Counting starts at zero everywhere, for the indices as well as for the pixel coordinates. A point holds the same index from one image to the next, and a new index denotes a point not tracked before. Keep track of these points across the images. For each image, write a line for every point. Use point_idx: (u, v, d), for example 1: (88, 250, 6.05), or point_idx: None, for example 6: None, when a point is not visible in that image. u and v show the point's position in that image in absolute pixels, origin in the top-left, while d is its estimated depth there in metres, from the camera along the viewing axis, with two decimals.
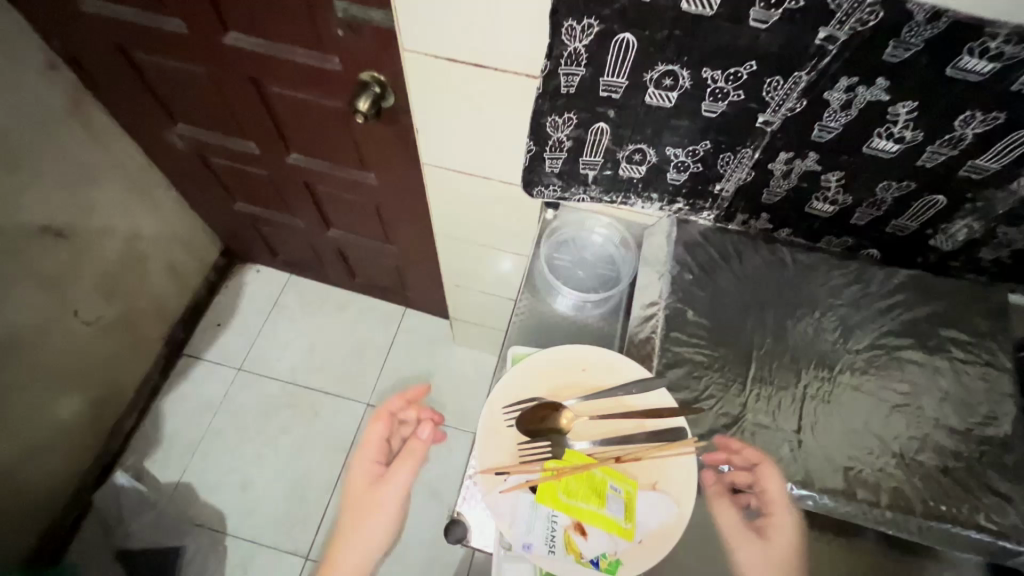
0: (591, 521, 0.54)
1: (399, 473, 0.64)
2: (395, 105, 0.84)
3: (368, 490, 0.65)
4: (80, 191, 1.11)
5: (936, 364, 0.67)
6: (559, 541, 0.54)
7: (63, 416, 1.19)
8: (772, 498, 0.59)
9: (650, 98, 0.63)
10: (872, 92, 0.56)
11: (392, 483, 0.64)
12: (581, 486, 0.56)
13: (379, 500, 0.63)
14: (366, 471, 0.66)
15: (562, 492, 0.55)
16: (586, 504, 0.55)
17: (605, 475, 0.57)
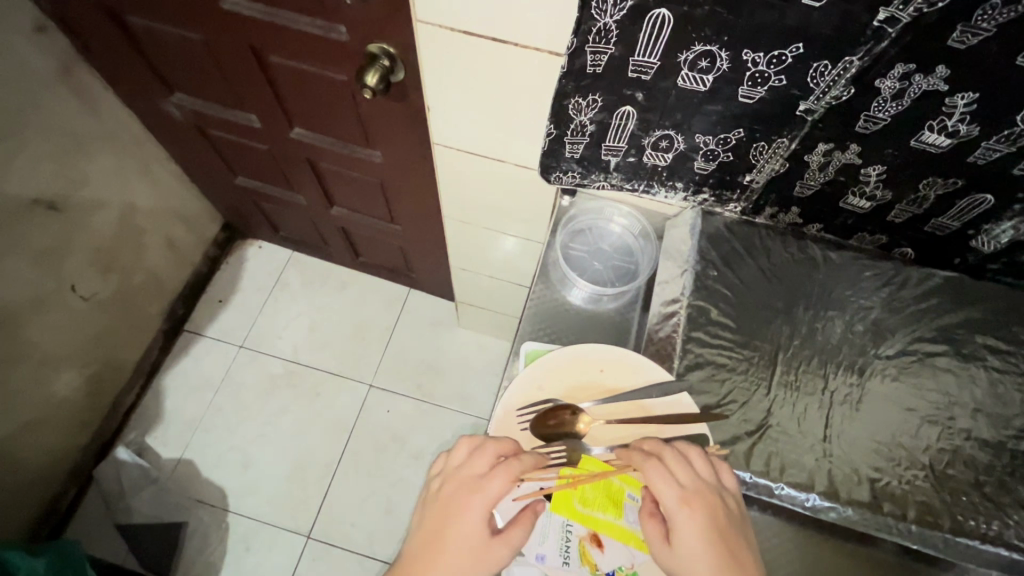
0: (607, 531, 0.55)
1: (512, 544, 0.51)
2: (404, 79, 0.79)
3: (464, 549, 0.49)
4: (73, 162, 1.07)
5: (971, 373, 0.64)
6: (572, 551, 0.56)
7: (60, 393, 1.17)
8: (666, 501, 0.48)
9: (682, 81, 0.58)
10: (929, 81, 0.51)
11: (501, 549, 0.50)
12: (598, 494, 0.57)
13: (478, 570, 0.49)
14: (467, 528, 0.50)
15: (579, 500, 0.56)
16: (602, 514, 0.55)
17: (622, 484, 0.58)
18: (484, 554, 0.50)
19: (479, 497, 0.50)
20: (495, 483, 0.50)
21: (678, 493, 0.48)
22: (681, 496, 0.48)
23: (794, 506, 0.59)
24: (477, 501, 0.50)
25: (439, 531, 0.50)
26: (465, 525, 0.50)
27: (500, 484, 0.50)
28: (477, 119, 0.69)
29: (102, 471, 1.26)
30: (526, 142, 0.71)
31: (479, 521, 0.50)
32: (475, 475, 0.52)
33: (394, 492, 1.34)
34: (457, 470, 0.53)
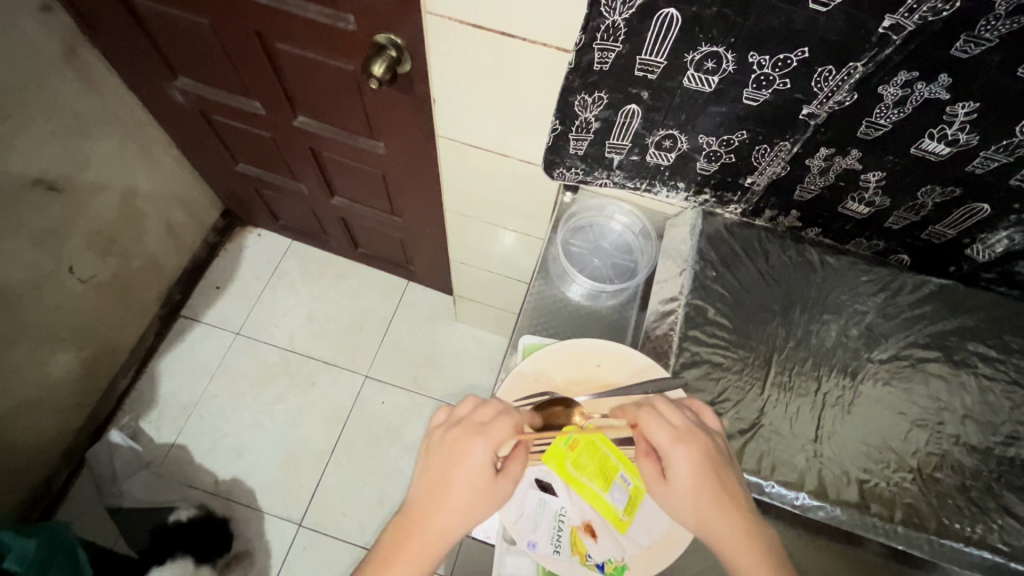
0: (589, 497, 0.55)
1: (513, 479, 0.52)
2: (411, 71, 0.79)
3: (470, 491, 0.50)
4: (76, 143, 1.07)
5: (961, 379, 0.65)
6: (564, 539, 0.57)
7: (56, 374, 1.17)
8: (659, 441, 0.50)
9: (688, 81, 0.59)
10: (931, 89, 0.52)
11: (504, 487, 0.51)
12: (592, 461, 0.55)
13: (485, 510, 0.50)
14: (474, 472, 0.50)
15: (570, 461, 0.55)
16: (588, 481, 0.55)
17: (619, 463, 0.56)
18: (490, 492, 0.50)
19: (484, 440, 0.51)
20: (498, 425, 0.51)
21: (671, 432, 0.50)
22: (673, 436, 0.50)
23: (783, 504, 0.60)
24: (481, 443, 0.50)
25: (443, 474, 0.50)
26: (471, 469, 0.50)
27: (503, 426, 0.51)
28: (482, 113, 0.70)
29: (95, 454, 1.27)
30: (530, 137, 0.71)
31: (484, 464, 0.50)
32: (480, 422, 0.52)
33: (387, 483, 1.34)
34: (459, 419, 0.53)
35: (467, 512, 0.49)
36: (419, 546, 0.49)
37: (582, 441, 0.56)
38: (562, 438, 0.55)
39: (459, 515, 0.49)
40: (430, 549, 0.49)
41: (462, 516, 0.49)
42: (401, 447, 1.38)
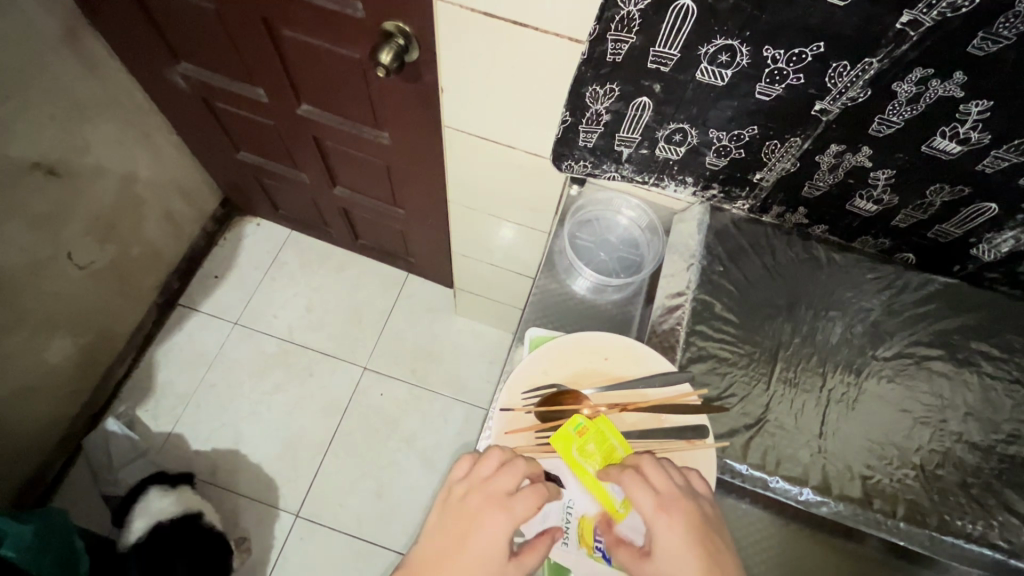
0: (588, 483, 0.56)
1: (524, 569, 0.50)
2: (418, 60, 0.78)
3: (479, 569, 0.48)
4: (75, 127, 1.05)
5: (964, 377, 0.65)
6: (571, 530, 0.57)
7: (53, 360, 1.16)
8: (643, 506, 0.48)
9: (701, 74, 0.59)
10: (945, 87, 0.52)
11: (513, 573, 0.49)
12: (598, 450, 0.56)
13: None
14: (487, 546, 0.48)
15: (576, 446, 0.56)
16: (590, 470, 0.55)
17: (626, 457, 0.56)
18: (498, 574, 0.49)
19: (506, 516, 0.49)
20: (525, 506, 0.50)
21: (655, 498, 0.48)
22: (657, 502, 0.48)
23: (787, 499, 0.60)
24: (503, 518, 0.49)
25: (456, 543, 0.49)
26: (486, 543, 0.48)
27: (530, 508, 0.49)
28: (491, 103, 0.69)
29: (91, 442, 1.26)
30: (539, 129, 0.70)
31: (499, 540, 0.49)
32: (506, 493, 0.50)
33: (384, 474, 1.34)
34: (481, 485, 0.51)
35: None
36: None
37: (589, 429, 0.57)
38: (570, 424, 0.57)
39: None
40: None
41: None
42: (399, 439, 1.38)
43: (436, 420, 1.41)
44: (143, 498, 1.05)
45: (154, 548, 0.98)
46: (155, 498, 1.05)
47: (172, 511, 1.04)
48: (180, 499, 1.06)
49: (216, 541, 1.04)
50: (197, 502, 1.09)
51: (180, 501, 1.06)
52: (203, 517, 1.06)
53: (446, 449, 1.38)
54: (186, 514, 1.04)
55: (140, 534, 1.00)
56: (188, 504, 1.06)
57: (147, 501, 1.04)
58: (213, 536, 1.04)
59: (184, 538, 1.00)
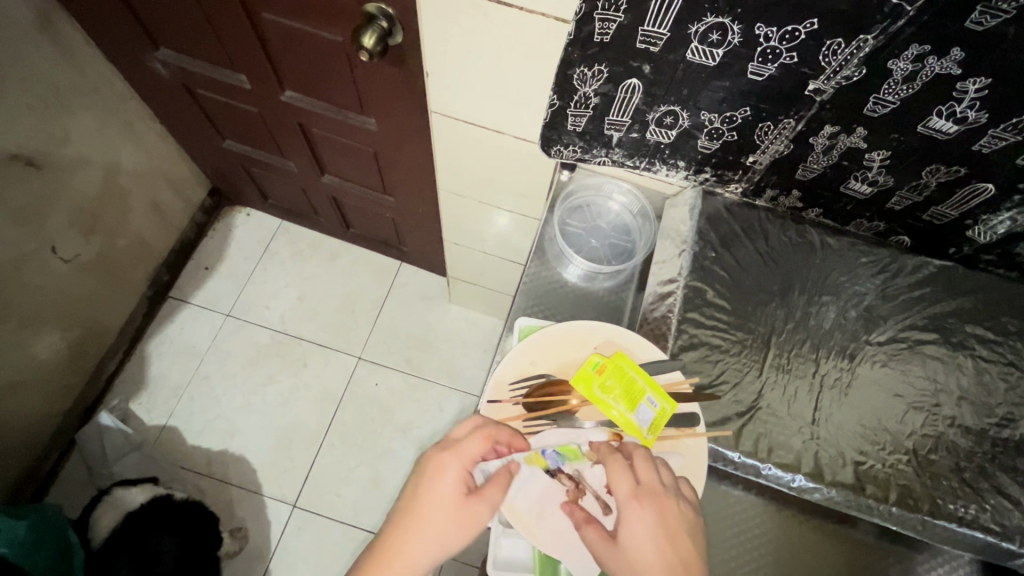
0: (617, 418, 0.57)
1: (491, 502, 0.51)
2: (402, 43, 0.76)
3: (443, 511, 0.49)
4: (54, 117, 1.02)
5: (958, 361, 0.64)
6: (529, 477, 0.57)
7: (42, 355, 1.15)
8: (618, 492, 0.49)
9: (692, 54, 0.57)
10: (942, 64, 0.50)
11: (479, 507, 0.50)
12: (618, 385, 0.58)
13: (460, 535, 0.49)
14: (444, 496, 0.50)
15: (597, 385, 0.58)
16: (614, 402, 0.57)
17: (645, 387, 0.58)
18: (465, 515, 0.49)
19: (458, 456, 0.51)
20: (470, 442, 0.52)
21: (634, 487, 0.49)
22: (634, 490, 0.49)
23: (780, 486, 0.60)
24: (454, 461, 0.51)
25: (419, 505, 0.50)
26: (441, 489, 0.50)
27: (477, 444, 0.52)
28: (476, 88, 0.67)
29: (84, 436, 1.25)
30: (526, 114, 0.68)
31: (454, 485, 0.50)
32: (456, 439, 0.53)
33: (380, 464, 1.34)
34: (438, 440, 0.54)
35: (437, 542, 0.49)
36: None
37: (608, 366, 0.59)
38: (590, 363, 0.59)
39: (431, 548, 0.49)
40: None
41: (432, 552, 0.49)
42: (395, 429, 1.38)
43: (432, 410, 1.41)
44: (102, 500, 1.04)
45: (133, 531, 0.98)
46: (118, 492, 1.04)
47: (140, 497, 1.04)
48: (144, 487, 1.07)
49: (196, 512, 1.06)
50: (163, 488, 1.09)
51: (147, 489, 1.07)
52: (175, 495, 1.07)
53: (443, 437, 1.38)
54: (156, 497, 1.05)
55: (111, 525, 1.00)
56: (154, 490, 1.07)
57: (108, 500, 1.03)
58: (191, 507, 1.06)
59: (164, 517, 1.02)
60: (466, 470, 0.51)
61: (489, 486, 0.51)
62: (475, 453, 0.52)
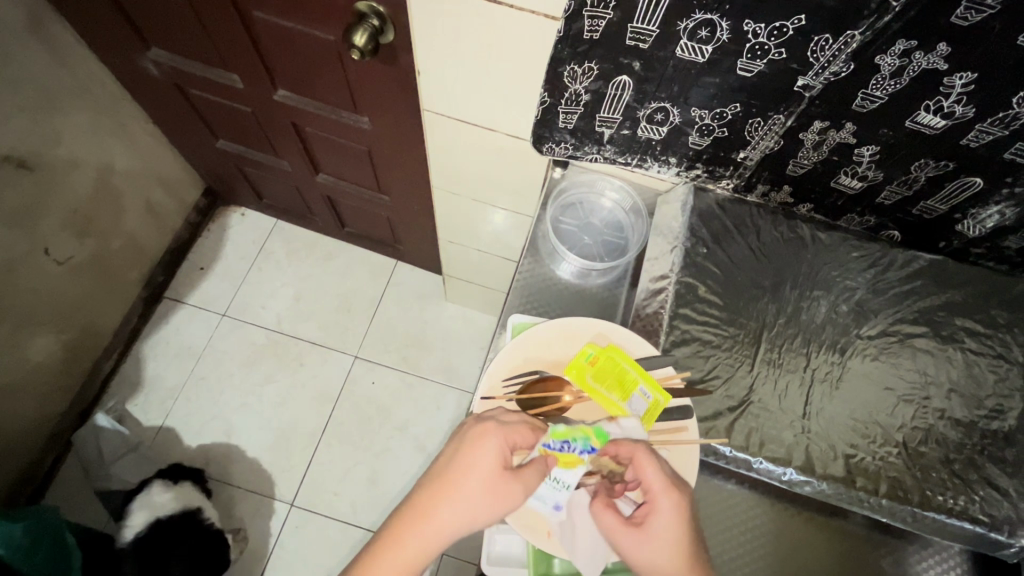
0: (610, 406, 0.59)
1: (527, 484, 0.52)
2: (394, 42, 0.76)
3: (478, 486, 0.51)
4: (45, 117, 1.02)
5: (948, 354, 0.65)
6: (565, 476, 0.55)
7: (37, 357, 1.15)
8: (652, 485, 0.52)
9: (681, 51, 0.57)
10: (929, 59, 0.51)
11: (515, 487, 0.52)
12: (610, 375, 0.60)
13: (494, 507, 0.51)
14: (484, 472, 0.51)
15: (590, 375, 0.60)
16: (608, 392, 0.60)
17: (638, 377, 0.60)
18: (501, 491, 0.51)
19: (501, 435, 0.52)
20: (515, 425, 0.53)
21: (663, 479, 0.52)
22: (665, 481, 0.52)
23: (771, 479, 0.61)
24: (498, 437, 0.52)
25: (459, 473, 0.51)
26: (480, 463, 0.51)
27: (522, 427, 0.53)
28: (468, 87, 0.67)
29: (81, 437, 1.25)
30: (517, 111, 0.69)
31: (494, 463, 0.52)
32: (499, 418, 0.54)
33: (378, 462, 1.35)
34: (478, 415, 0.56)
35: (471, 512, 0.51)
36: (415, 545, 0.50)
37: (599, 358, 0.61)
38: (582, 354, 0.61)
39: (468, 519, 0.51)
40: (419, 556, 0.51)
41: (467, 523, 0.51)
42: (393, 427, 1.38)
43: (429, 408, 1.41)
44: (140, 497, 1.04)
45: (155, 545, 0.98)
46: (154, 494, 1.04)
47: (172, 507, 1.04)
48: (179, 495, 1.07)
49: (215, 539, 1.05)
50: (197, 498, 1.09)
51: (179, 498, 1.06)
52: (199, 514, 1.06)
53: (440, 434, 1.38)
54: (185, 511, 1.04)
55: (138, 528, 1.00)
56: (187, 501, 1.06)
57: (144, 499, 1.03)
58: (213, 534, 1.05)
59: (181, 537, 1.01)
60: (506, 449, 0.52)
61: (526, 469, 0.53)
62: (519, 438, 0.53)
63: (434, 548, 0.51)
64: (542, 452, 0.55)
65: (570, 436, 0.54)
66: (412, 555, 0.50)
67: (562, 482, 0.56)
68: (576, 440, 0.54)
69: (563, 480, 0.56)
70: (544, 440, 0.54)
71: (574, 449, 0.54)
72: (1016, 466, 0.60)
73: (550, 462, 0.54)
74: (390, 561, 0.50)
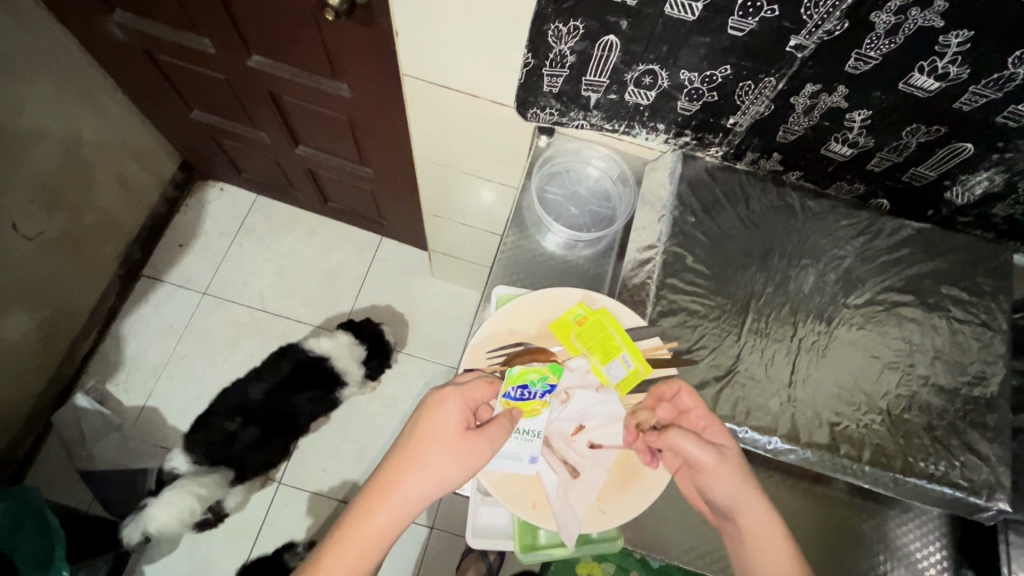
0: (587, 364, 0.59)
1: (492, 439, 0.53)
2: (371, 1, 0.72)
3: (442, 447, 0.52)
4: (5, 85, 0.97)
5: (933, 322, 0.65)
6: (533, 425, 0.58)
7: (10, 338, 1.11)
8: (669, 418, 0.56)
9: (670, 8, 0.54)
10: (925, 16, 0.49)
11: (480, 443, 0.53)
12: (595, 336, 0.60)
13: (461, 465, 0.52)
14: (446, 431, 0.53)
15: (574, 332, 0.61)
16: (587, 352, 0.60)
17: (622, 344, 0.59)
18: (466, 449, 0.52)
19: (461, 396, 0.54)
20: (474, 383, 0.55)
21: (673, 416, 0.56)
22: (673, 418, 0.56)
23: (756, 448, 0.61)
24: (457, 398, 0.54)
25: (421, 437, 0.53)
26: (442, 424, 0.53)
27: (479, 384, 0.55)
28: (449, 48, 0.64)
29: (61, 418, 1.23)
30: (501, 75, 0.66)
31: (455, 421, 0.53)
32: (459, 381, 0.56)
33: (366, 439, 1.34)
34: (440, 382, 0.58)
35: (437, 475, 0.52)
36: (384, 512, 0.51)
37: (588, 319, 0.61)
38: (570, 313, 0.61)
39: (435, 481, 0.52)
40: (392, 522, 0.52)
41: (436, 484, 0.52)
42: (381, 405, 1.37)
43: (416, 384, 1.40)
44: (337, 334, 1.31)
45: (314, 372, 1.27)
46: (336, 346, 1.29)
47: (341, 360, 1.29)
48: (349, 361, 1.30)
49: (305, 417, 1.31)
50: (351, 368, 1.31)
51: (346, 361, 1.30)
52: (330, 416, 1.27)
53: None
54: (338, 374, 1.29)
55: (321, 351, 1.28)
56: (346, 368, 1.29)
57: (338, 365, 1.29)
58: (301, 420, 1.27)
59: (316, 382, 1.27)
60: (468, 408, 0.54)
61: (490, 424, 0.54)
62: (479, 396, 0.55)
63: (405, 513, 0.52)
64: (507, 405, 0.57)
65: (529, 381, 0.57)
66: (383, 523, 0.51)
67: (532, 433, 0.58)
68: (535, 384, 0.57)
69: (532, 430, 0.58)
70: (505, 392, 0.57)
71: (535, 394, 0.57)
72: (997, 432, 0.61)
73: (515, 416, 0.56)
74: (362, 531, 0.51)
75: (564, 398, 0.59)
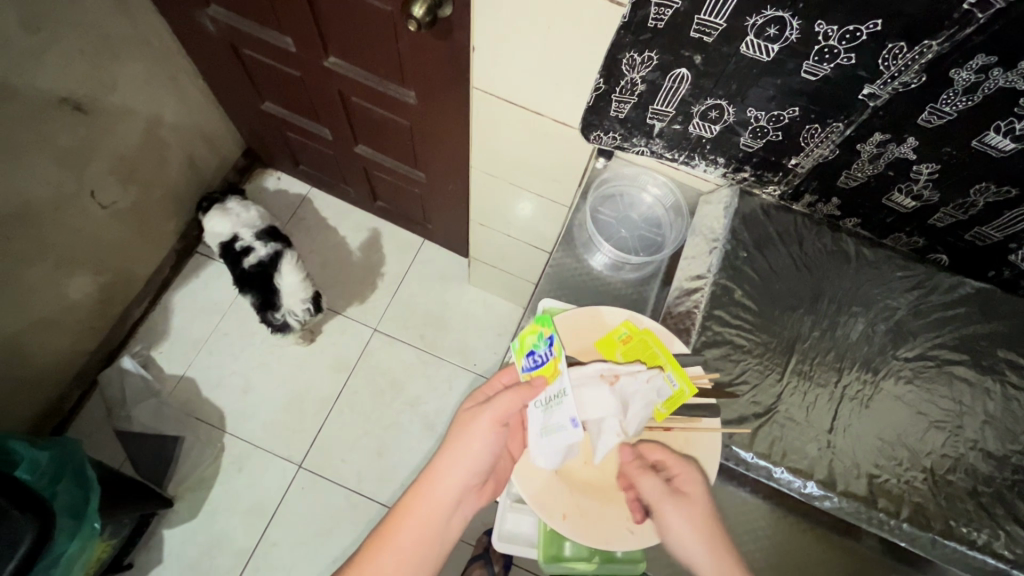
0: None
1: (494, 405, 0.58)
2: (451, 16, 0.75)
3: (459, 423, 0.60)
4: (102, 64, 1.05)
5: (986, 385, 0.63)
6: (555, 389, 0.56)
7: (73, 296, 1.19)
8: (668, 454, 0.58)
9: (746, 47, 0.56)
10: (1007, 77, 0.49)
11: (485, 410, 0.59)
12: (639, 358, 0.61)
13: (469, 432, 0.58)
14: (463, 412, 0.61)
15: (619, 351, 0.63)
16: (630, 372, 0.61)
17: (665, 363, 0.58)
18: (472, 417, 0.59)
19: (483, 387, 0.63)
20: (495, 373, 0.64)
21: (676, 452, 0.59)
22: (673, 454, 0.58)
23: (789, 491, 0.60)
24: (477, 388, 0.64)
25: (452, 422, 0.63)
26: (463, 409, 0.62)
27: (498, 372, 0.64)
28: (522, 68, 0.66)
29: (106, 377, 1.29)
30: (569, 97, 0.68)
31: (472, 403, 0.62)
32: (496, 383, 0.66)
33: (386, 435, 1.36)
34: None
35: (455, 444, 0.59)
36: (421, 487, 0.59)
37: (633, 339, 0.62)
38: (616, 332, 0.64)
39: (457, 458, 0.58)
40: (427, 494, 0.58)
41: (454, 453, 0.59)
42: (366, 318, 1.47)
43: (441, 388, 1.42)
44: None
45: None
46: None
47: None
48: None
49: None
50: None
51: None
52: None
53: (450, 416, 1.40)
54: None
55: None
56: None
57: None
58: None
59: None
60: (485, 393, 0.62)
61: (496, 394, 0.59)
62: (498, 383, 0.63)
63: (434, 489, 0.58)
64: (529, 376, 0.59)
65: (533, 346, 0.59)
66: (418, 499, 0.59)
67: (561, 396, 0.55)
68: (539, 345, 0.59)
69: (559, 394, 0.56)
70: (523, 365, 0.60)
71: (543, 355, 0.58)
72: None
73: (533, 384, 0.58)
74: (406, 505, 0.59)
75: (613, 381, 0.58)
